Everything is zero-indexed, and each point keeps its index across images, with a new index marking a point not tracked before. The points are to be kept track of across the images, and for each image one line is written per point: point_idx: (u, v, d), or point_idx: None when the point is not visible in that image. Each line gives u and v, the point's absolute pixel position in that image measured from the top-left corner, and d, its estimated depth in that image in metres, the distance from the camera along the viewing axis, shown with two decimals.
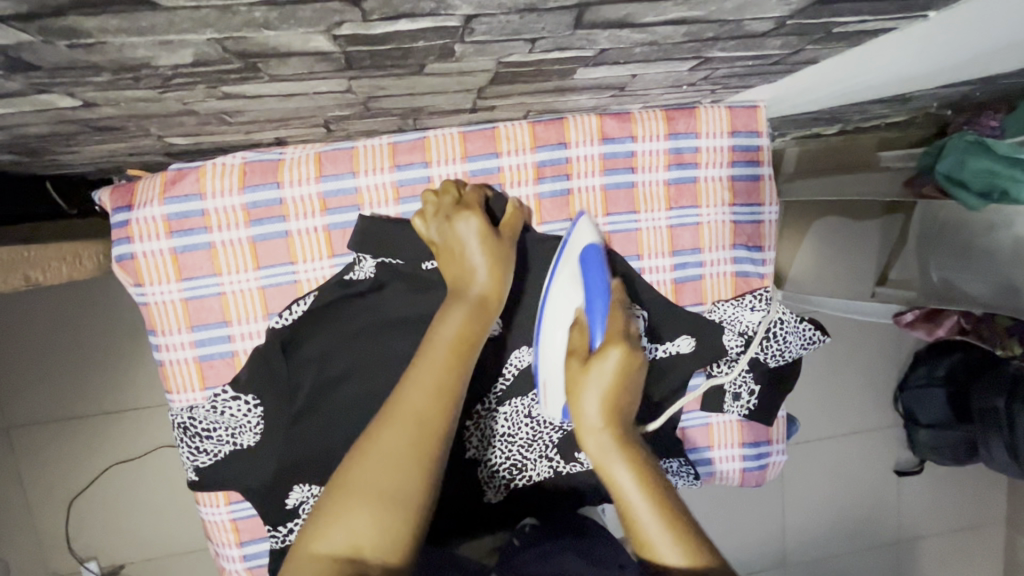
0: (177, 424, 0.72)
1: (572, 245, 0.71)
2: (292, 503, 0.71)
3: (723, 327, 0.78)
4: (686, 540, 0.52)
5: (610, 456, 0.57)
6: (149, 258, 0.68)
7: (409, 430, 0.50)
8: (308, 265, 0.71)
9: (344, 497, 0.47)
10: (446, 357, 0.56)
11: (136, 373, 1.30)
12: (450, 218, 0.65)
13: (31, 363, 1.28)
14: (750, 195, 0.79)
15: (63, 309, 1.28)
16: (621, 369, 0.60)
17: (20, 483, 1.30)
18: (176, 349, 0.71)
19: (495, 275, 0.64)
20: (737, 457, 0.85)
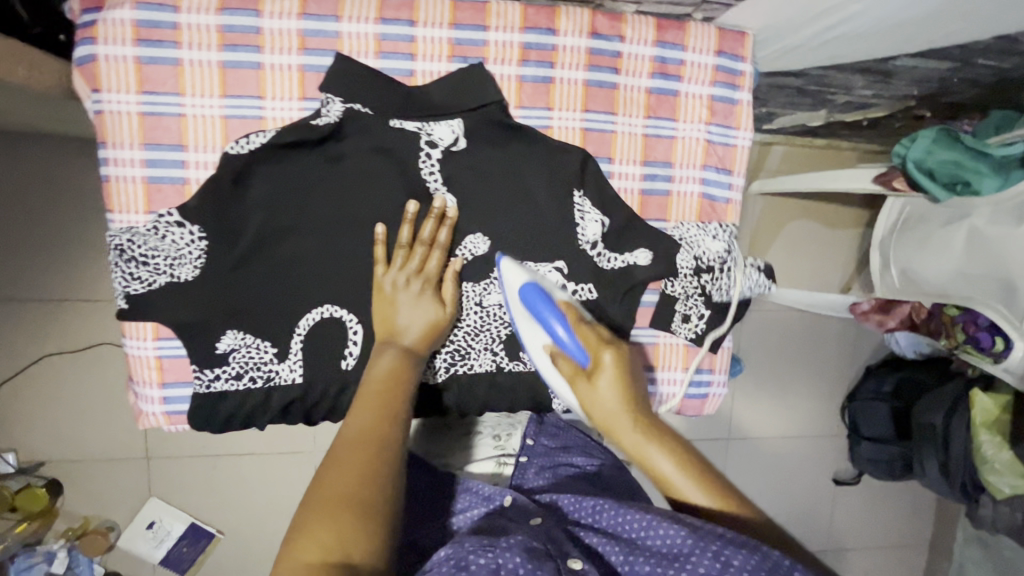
0: (113, 246, 0.69)
1: (511, 293, 0.73)
2: (223, 348, 0.72)
3: (682, 245, 0.80)
4: (711, 488, 0.59)
5: (645, 448, 0.61)
6: (111, 63, 0.66)
7: (364, 426, 0.58)
8: (276, 102, 0.69)
9: (323, 511, 0.50)
10: (377, 395, 0.62)
11: (84, 270, 1.33)
12: (415, 268, 0.71)
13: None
14: (728, 117, 0.80)
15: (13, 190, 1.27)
16: (620, 366, 0.66)
17: None
18: (125, 166, 0.68)
19: (424, 336, 0.71)
20: (680, 382, 0.86)
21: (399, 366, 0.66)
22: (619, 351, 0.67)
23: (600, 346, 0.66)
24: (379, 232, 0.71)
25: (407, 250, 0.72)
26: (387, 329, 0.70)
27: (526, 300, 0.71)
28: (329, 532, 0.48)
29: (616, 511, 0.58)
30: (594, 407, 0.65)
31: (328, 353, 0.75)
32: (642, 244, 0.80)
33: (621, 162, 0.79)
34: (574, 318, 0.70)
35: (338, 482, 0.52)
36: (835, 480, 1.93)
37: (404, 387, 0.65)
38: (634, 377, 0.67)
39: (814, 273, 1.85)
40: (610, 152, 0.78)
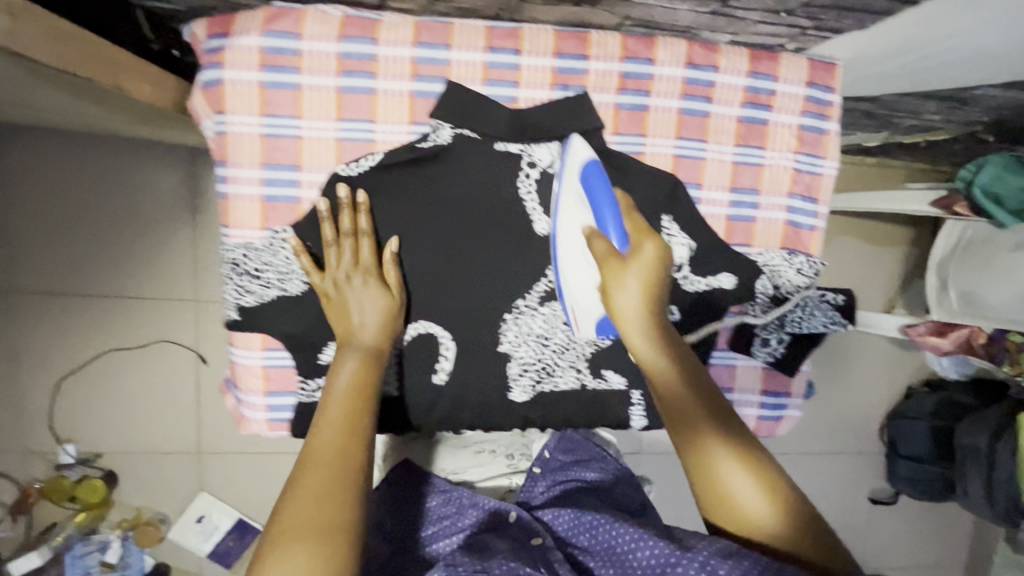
0: (229, 260, 0.73)
1: (572, 160, 0.71)
2: (324, 360, 0.75)
3: (763, 271, 0.82)
4: (742, 453, 0.57)
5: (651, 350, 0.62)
6: (237, 87, 0.69)
7: (333, 451, 0.57)
8: (387, 126, 0.72)
9: (284, 540, 0.50)
10: (346, 405, 0.62)
11: (132, 269, 1.55)
12: (354, 263, 0.70)
13: (54, 258, 1.52)
14: (816, 147, 0.81)
15: (82, 210, 1.51)
16: (655, 260, 0.64)
17: (31, 357, 1.56)
18: (245, 184, 0.72)
19: (382, 329, 0.70)
20: (757, 404, 0.88)
21: (363, 371, 0.65)
22: (658, 247, 0.65)
23: (643, 233, 0.65)
24: (340, 198, 0.70)
25: (346, 230, 0.70)
26: (342, 328, 0.69)
27: (583, 178, 0.69)
28: (292, 560, 0.49)
29: (613, 528, 0.62)
30: (620, 303, 0.63)
31: (423, 366, 0.78)
32: (724, 267, 0.81)
33: (710, 188, 0.81)
34: (624, 206, 0.68)
35: (307, 513, 0.52)
36: (871, 499, 1.93)
37: (370, 396, 0.64)
38: (662, 281, 0.65)
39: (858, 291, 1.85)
40: (699, 179, 0.80)
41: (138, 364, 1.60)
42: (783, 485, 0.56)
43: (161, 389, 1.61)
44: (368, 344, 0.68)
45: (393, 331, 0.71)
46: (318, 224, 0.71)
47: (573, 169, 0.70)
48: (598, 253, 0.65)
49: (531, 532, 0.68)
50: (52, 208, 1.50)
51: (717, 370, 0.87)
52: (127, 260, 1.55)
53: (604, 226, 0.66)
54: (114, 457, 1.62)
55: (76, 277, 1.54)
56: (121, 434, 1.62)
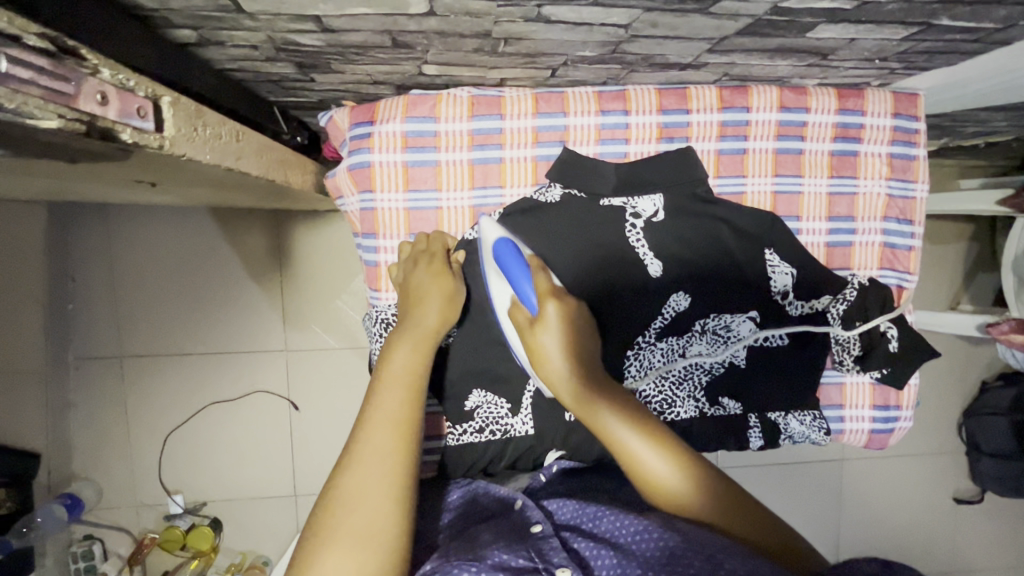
0: (380, 319, 0.80)
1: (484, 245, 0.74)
2: (470, 405, 0.83)
3: (846, 280, 0.87)
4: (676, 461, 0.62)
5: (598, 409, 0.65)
6: (384, 167, 0.78)
7: (382, 446, 0.58)
8: (514, 190, 0.81)
9: (333, 534, 0.52)
10: (400, 396, 0.62)
11: (227, 324, 1.66)
12: (415, 262, 0.76)
13: (158, 319, 1.65)
14: (907, 172, 0.86)
15: (179, 271, 1.64)
16: (563, 320, 0.70)
17: (140, 414, 1.67)
18: (392, 251, 0.80)
19: (443, 313, 0.72)
20: (867, 419, 0.91)
21: (418, 358, 0.67)
22: (563, 304, 0.71)
23: (545, 295, 0.70)
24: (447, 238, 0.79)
25: (429, 242, 0.78)
26: (408, 312, 0.72)
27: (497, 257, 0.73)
28: (351, 552, 0.51)
29: (615, 518, 0.62)
30: (538, 351, 0.70)
31: (556, 405, 0.83)
32: (824, 291, 0.86)
33: (808, 219, 0.86)
34: (535, 268, 0.73)
35: (365, 515, 0.53)
36: (956, 498, 1.92)
37: (423, 380, 0.65)
38: (577, 325, 0.72)
39: (922, 290, 1.86)
40: (798, 211, 0.86)
41: (236, 414, 1.70)
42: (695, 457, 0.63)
43: (259, 435, 1.71)
44: (426, 327, 0.70)
45: (454, 315, 0.73)
46: (399, 247, 0.79)
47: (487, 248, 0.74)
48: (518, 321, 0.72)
49: (530, 517, 0.66)
50: (154, 276, 1.63)
51: (826, 388, 0.92)
52: (225, 317, 1.66)
53: (524, 298, 0.72)
54: (219, 504, 1.72)
55: (177, 337, 1.66)
56: (224, 482, 1.72)
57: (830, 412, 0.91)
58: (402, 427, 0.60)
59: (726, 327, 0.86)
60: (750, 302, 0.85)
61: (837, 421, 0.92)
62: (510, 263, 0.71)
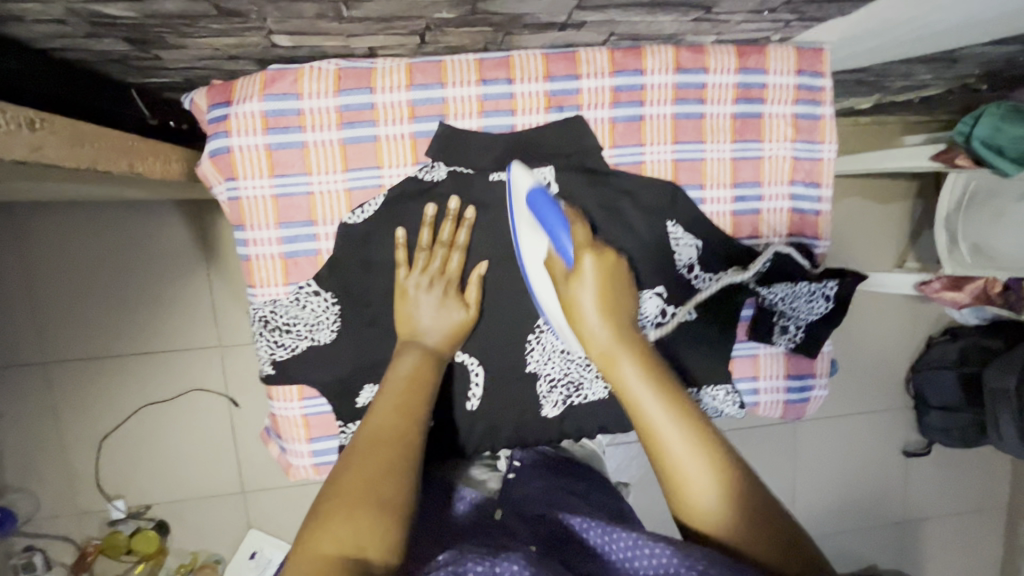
0: (258, 317, 0.76)
1: (518, 192, 0.71)
2: (363, 402, 0.77)
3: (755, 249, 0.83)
4: (685, 416, 0.56)
5: (619, 363, 0.61)
6: (245, 152, 0.72)
7: (388, 416, 0.59)
8: (392, 170, 0.74)
9: (340, 505, 0.50)
10: (400, 391, 0.63)
11: (155, 323, 1.58)
12: (432, 279, 0.73)
13: (79, 321, 1.56)
14: (813, 133, 0.82)
15: (96, 269, 1.55)
16: (599, 272, 0.66)
17: (70, 420, 1.60)
18: (264, 244, 0.74)
19: (450, 335, 0.73)
20: (782, 389, 0.89)
21: (422, 364, 0.68)
22: (600, 258, 0.67)
23: (581, 247, 0.67)
24: (430, 213, 0.73)
25: (435, 257, 0.74)
26: (406, 321, 0.72)
27: (532, 204, 0.70)
28: (353, 513, 0.49)
29: (604, 530, 0.54)
30: (573, 305, 0.66)
31: (455, 391, 0.82)
32: (733, 262, 0.83)
33: (713, 187, 0.82)
34: (574, 220, 0.70)
35: (362, 481, 0.52)
36: (905, 452, 1.96)
37: (428, 383, 0.66)
38: (617, 286, 0.68)
39: (868, 251, 1.85)
40: (701, 179, 0.81)
41: (173, 415, 1.64)
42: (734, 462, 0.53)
43: (200, 434, 1.66)
44: (432, 343, 0.71)
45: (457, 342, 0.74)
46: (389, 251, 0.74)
47: (519, 197, 0.71)
48: (556, 277, 0.69)
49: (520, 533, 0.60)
50: (69, 276, 1.54)
51: (739, 361, 0.89)
52: (151, 315, 1.58)
53: (559, 248, 0.68)
54: (165, 506, 1.68)
55: (102, 339, 1.58)
56: (168, 483, 1.67)
57: (743, 384, 0.89)
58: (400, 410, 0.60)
59: None
60: (656, 276, 0.81)
61: (751, 394, 0.89)
62: (543, 209, 0.68)
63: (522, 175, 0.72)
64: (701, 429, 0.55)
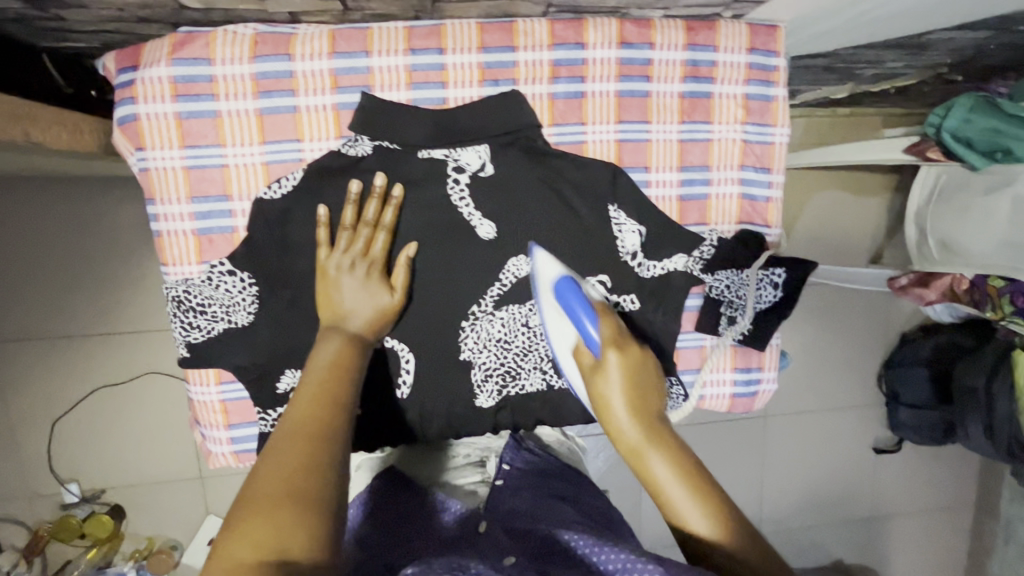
0: (171, 297, 0.72)
1: (545, 282, 0.72)
2: (283, 388, 0.75)
3: (702, 237, 0.80)
4: (714, 508, 0.54)
5: (642, 447, 0.59)
6: (153, 121, 0.67)
7: (306, 407, 0.54)
8: (313, 144, 0.70)
9: (251, 510, 0.45)
10: (319, 378, 0.57)
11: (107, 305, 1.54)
12: (357, 261, 0.68)
13: (28, 300, 1.51)
14: (764, 116, 0.78)
15: (45, 248, 1.49)
16: (625, 367, 0.63)
17: (21, 402, 1.56)
18: (175, 220, 0.70)
19: (371, 320, 0.67)
20: (728, 382, 0.86)
21: (344, 349, 0.62)
22: (625, 352, 0.64)
23: (607, 344, 0.64)
24: (355, 189, 0.68)
25: (360, 236, 0.69)
26: (331, 309, 0.66)
27: (561, 294, 0.70)
28: (262, 517, 0.44)
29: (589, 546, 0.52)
30: (600, 398, 0.63)
31: (384, 379, 0.79)
32: (676, 249, 0.80)
33: (658, 169, 0.78)
34: (602, 310, 0.68)
35: (275, 481, 0.47)
36: (874, 449, 1.95)
37: (352, 366, 0.60)
38: (645, 379, 0.63)
39: (843, 246, 1.82)
40: (645, 160, 0.77)
41: (127, 398, 1.60)
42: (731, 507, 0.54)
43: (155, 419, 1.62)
44: (354, 327, 0.65)
45: (382, 326, 0.69)
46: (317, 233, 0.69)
47: (547, 286, 0.72)
48: (583, 366, 0.66)
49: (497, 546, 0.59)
50: (15, 253, 1.48)
51: (684, 352, 0.85)
52: (103, 296, 1.54)
53: (586, 338, 0.66)
54: (120, 490, 1.65)
55: (53, 319, 1.53)
56: (123, 467, 1.64)
57: (689, 377, 0.85)
58: (321, 399, 0.55)
59: None
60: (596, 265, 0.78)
61: (696, 387, 0.86)
62: (571, 298, 0.68)
63: (547, 264, 0.73)
64: (717, 504, 0.54)
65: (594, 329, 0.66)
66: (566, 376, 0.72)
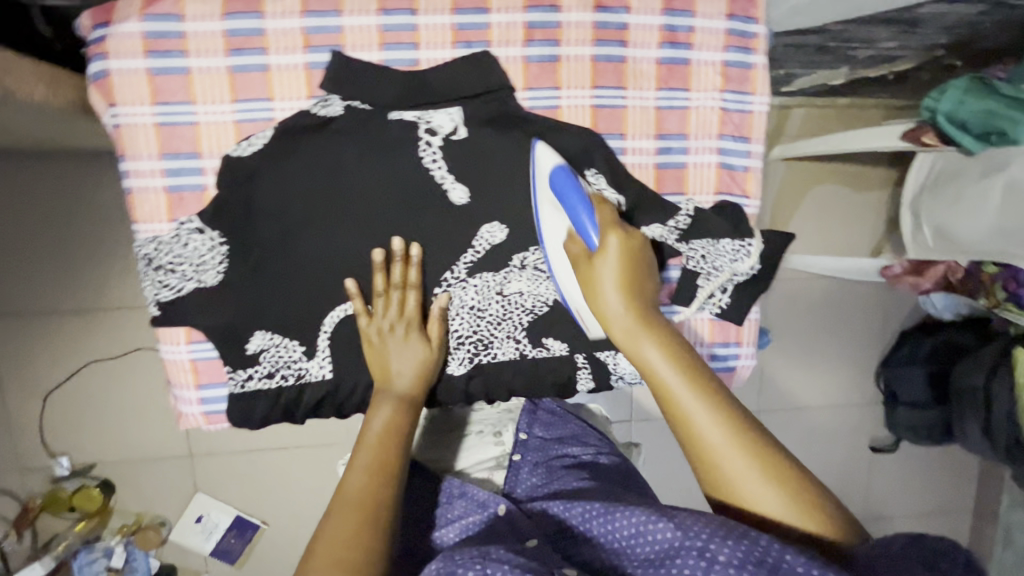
0: (142, 255, 0.72)
1: (541, 172, 0.71)
2: (253, 348, 0.75)
3: (678, 207, 0.79)
4: (773, 471, 0.54)
5: (639, 337, 0.62)
6: (124, 77, 0.67)
7: (363, 479, 0.59)
8: (284, 103, 0.70)
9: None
10: (374, 451, 0.62)
11: (100, 280, 1.55)
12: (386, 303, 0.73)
13: (23, 274, 1.53)
14: (743, 83, 0.77)
15: (41, 222, 1.51)
16: (623, 251, 0.66)
17: (15, 374, 1.58)
18: (146, 177, 0.70)
19: (417, 373, 0.73)
20: (707, 356, 0.85)
21: (396, 416, 0.67)
22: (625, 237, 0.67)
23: (607, 228, 0.66)
24: (378, 258, 0.72)
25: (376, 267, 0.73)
26: (381, 373, 0.72)
27: (556, 182, 0.69)
28: None
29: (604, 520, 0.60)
30: (594, 282, 0.66)
31: (354, 346, 0.77)
32: (656, 218, 0.77)
33: (634, 137, 0.77)
34: (598, 203, 0.69)
35: (331, 551, 0.53)
36: (871, 448, 1.92)
37: (403, 436, 0.65)
38: (639, 263, 0.67)
39: (840, 239, 1.79)
40: (621, 128, 0.77)
41: (118, 375, 1.62)
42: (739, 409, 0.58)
43: (146, 396, 1.63)
44: (400, 390, 0.71)
45: (428, 376, 0.74)
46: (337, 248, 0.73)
47: (543, 177, 0.71)
48: (576, 254, 0.68)
49: (519, 526, 0.66)
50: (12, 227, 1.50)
51: None
52: (96, 272, 1.55)
53: (581, 227, 0.68)
54: (111, 466, 1.66)
55: (48, 293, 1.55)
56: (114, 442, 1.65)
57: None
58: (377, 469, 0.60)
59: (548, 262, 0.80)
60: None
61: None
62: (569, 187, 0.68)
63: (547, 154, 0.71)
64: (762, 451, 0.55)
65: (590, 219, 0.68)
66: (552, 271, 0.74)
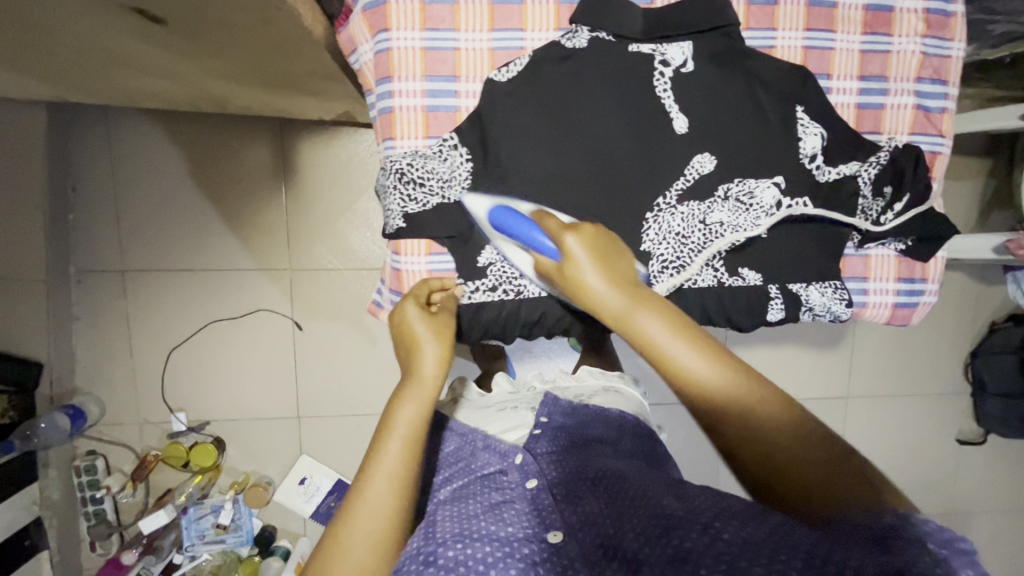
0: (395, 169, 0.79)
1: (485, 211, 0.75)
2: (483, 262, 0.81)
3: (879, 149, 0.84)
4: (806, 445, 0.53)
5: (634, 313, 0.63)
6: (402, 4, 0.76)
7: (388, 490, 0.63)
8: (536, 33, 0.80)
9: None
10: (399, 453, 0.65)
11: (220, 242, 1.56)
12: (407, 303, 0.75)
13: (150, 232, 1.55)
14: (943, 30, 0.84)
15: (176, 184, 1.54)
16: (585, 243, 0.66)
17: (129, 333, 1.59)
18: (409, 96, 0.79)
19: (442, 364, 0.70)
20: (891, 292, 0.90)
21: (423, 408, 0.68)
22: (581, 233, 0.67)
23: (559, 230, 0.67)
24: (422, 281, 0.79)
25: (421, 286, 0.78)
26: (407, 361, 0.71)
27: (503, 215, 0.73)
28: None
29: (624, 491, 0.67)
30: (576, 285, 0.66)
31: None
32: (853, 157, 0.84)
33: (839, 78, 0.84)
34: (542, 217, 0.72)
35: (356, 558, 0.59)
36: (960, 441, 1.87)
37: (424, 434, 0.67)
38: (604, 247, 0.68)
39: None
40: (828, 69, 0.83)
41: (236, 335, 1.61)
42: (752, 383, 0.58)
43: (262, 354, 1.63)
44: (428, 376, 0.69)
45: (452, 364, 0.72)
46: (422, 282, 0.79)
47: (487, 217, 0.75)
48: (548, 270, 0.70)
49: (528, 477, 0.74)
50: (144, 186, 1.53)
51: (851, 261, 0.89)
52: (215, 232, 1.56)
53: (541, 247, 0.70)
54: (221, 424, 1.65)
55: (171, 255, 1.57)
56: (224, 402, 1.64)
57: (854, 284, 0.89)
58: (401, 470, 0.64)
59: (749, 194, 0.82)
60: (775, 167, 0.82)
61: (860, 294, 0.89)
62: (511, 214, 0.72)
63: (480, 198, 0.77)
64: (735, 368, 0.58)
65: (541, 234, 0.70)
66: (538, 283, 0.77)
